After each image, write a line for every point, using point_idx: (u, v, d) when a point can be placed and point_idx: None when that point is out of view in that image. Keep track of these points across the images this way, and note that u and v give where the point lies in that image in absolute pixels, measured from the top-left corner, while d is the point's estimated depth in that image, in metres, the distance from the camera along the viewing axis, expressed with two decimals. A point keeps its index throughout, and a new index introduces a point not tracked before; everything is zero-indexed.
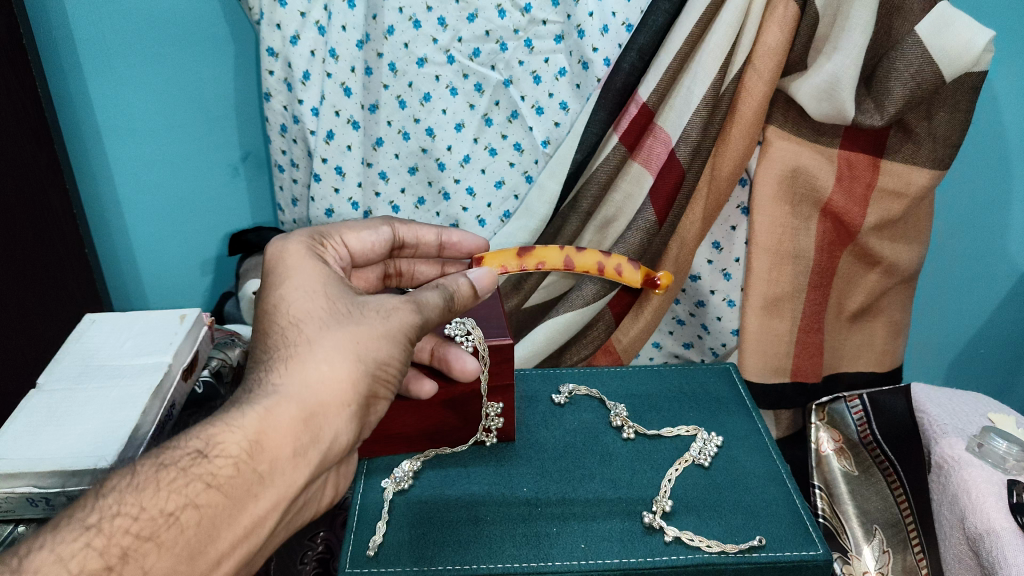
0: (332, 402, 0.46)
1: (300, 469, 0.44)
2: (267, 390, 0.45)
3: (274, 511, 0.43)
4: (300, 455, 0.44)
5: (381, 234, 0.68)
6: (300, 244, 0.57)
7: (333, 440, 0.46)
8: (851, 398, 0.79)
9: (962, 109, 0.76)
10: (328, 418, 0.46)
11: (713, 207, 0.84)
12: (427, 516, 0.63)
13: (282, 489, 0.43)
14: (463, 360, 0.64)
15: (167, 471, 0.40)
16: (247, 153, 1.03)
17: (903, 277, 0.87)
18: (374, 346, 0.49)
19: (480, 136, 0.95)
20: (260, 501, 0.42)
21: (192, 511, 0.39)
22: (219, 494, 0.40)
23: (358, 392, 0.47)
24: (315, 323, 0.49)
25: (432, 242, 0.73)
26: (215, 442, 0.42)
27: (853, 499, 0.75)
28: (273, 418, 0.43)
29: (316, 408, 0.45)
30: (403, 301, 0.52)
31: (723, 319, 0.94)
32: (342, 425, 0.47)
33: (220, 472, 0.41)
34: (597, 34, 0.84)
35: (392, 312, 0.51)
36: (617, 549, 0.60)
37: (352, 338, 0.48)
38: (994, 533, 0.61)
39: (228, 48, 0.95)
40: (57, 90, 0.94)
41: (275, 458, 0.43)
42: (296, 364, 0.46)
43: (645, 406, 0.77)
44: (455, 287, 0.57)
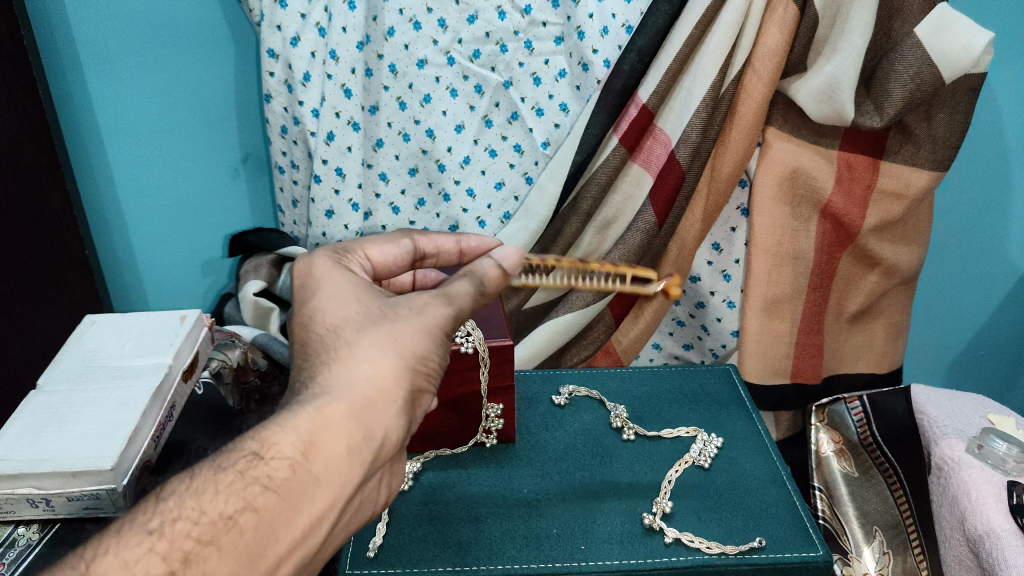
0: (378, 395, 0.45)
1: (354, 468, 0.43)
2: (316, 392, 0.44)
3: (331, 510, 0.42)
4: (355, 453, 0.43)
5: (403, 247, 0.64)
6: (328, 258, 0.55)
7: (388, 430, 0.45)
8: (851, 399, 0.80)
9: (962, 111, 0.76)
10: (378, 415, 0.45)
11: (713, 208, 0.84)
12: (427, 517, 0.64)
13: (339, 488, 0.42)
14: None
15: (226, 473, 0.40)
16: (247, 154, 1.03)
17: (904, 278, 0.87)
18: (412, 341, 0.47)
19: (480, 138, 0.95)
20: (315, 502, 0.41)
21: (250, 514, 0.39)
22: (275, 496, 0.40)
23: (399, 385, 0.46)
24: (349, 326, 0.48)
25: (451, 249, 0.68)
26: (270, 443, 0.41)
27: (853, 500, 0.75)
28: (325, 418, 0.43)
29: (365, 403, 0.44)
30: (433, 296, 0.50)
31: (723, 321, 0.94)
32: (392, 421, 0.45)
33: (276, 474, 0.40)
34: (597, 35, 0.85)
35: (424, 306, 0.49)
36: (617, 551, 0.60)
37: (389, 334, 0.47)
38: (993, 535, 0.61)
39: (228, 48, 0.95)
40: (58, 91, 0.95)
41: (330, 459, 0.42)
42: (342, 365, 0.45)
43: (645, 407, 0.77)
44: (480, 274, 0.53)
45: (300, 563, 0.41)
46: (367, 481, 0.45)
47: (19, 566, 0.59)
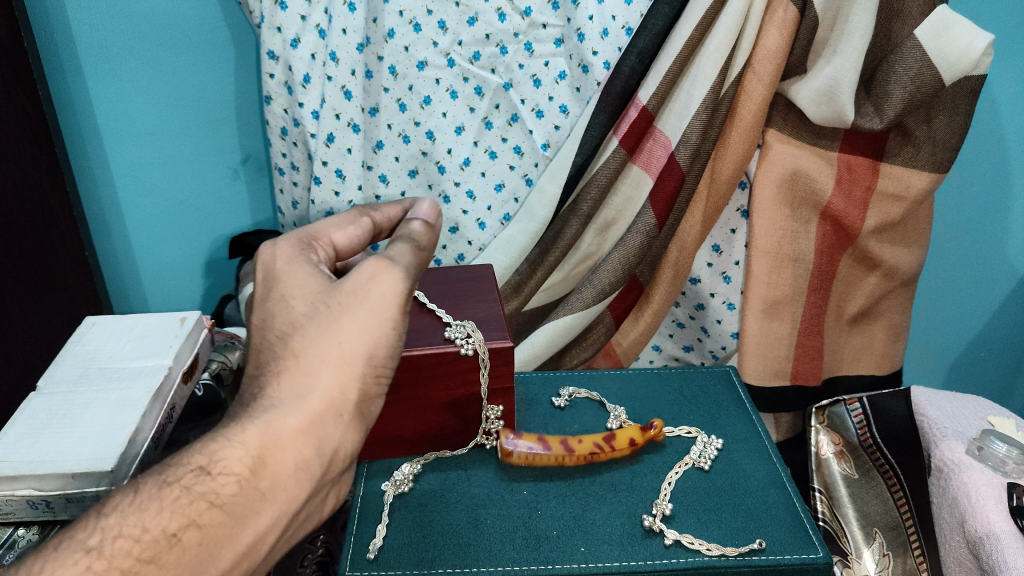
0: (327, 409, 0.45)
1: (302, 483, 0.44)
2: (265, 405, 0.44)
3: (274, 527, 0.43)
4: (302, 469, 0.44)
5: (364, 227, 0.60)
6: (283, 252, 0.52)
7: (340, 443, 0.45)
8: (852, 401, 0.79)
9: (961, 113, 0.76)
10: (329, 427, 0.45)
11: (712, 210, 0.85)
12: (427, 518, 0.64)
13: (283, 505, 0.43)
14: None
15: (171, 489, 0.41)
16: (247, 156, 1.03)
17: (904, 280, 0.87)
18: (362, 330, 0.46)
19: (480, 139, 0.94)
20: (260, 518, 0.42)
21: (193, 531, 0.40)
22: (221, 513, 0.41)
23: (348, 397, 0.46)
24: (299, 326, 0.47)
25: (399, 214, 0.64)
26: (217, 458, 0.42)
27: (853, 502, 0.75)
28: (274, 433, 0.43)
29: (315, 418, 0.44)
30: (378, 266, 0.48)
31: (723, 322, 0.94)
32: (344, 432, 0.46)
33: (223, 490, 0.41)
34: (597, 37, 0.86)
35: (370, 283, 0.48)
36: (617, 552, 0.60)
37: (335, 337, 0.46)
38: (994, 537, 0.62)
39: (229, 50, 0.95)
40: (57, 92, 0.94)
41: (276, 475, 0.43)
42: (291, 377, 0.45)
43: (646, 409, 0.77)
44: (414, 241, 0.54)
45: (250, 565, 0.43)
46: (318, 492, 0.47)
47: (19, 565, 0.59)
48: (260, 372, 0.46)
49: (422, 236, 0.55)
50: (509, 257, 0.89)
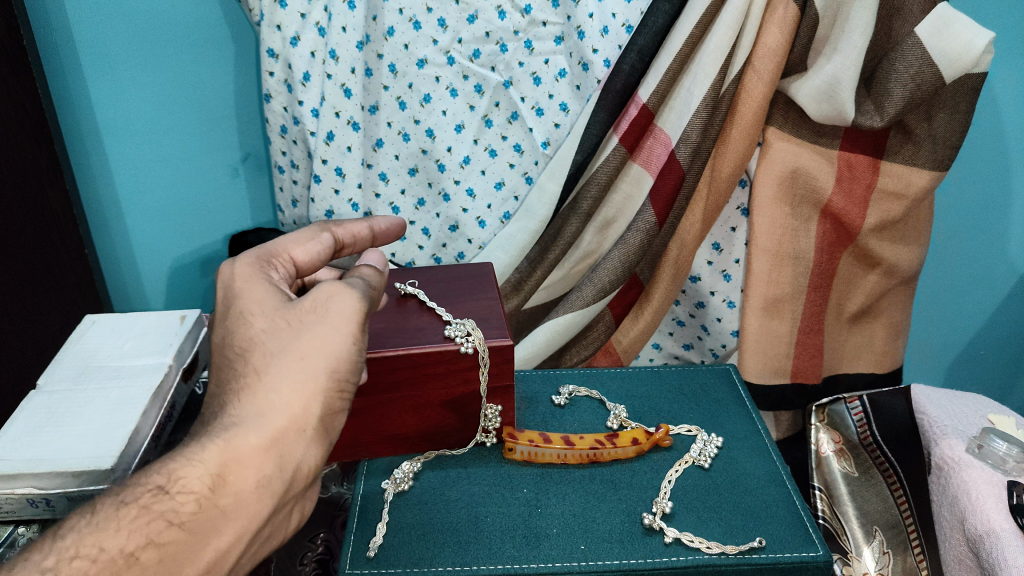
0: (290, 425, 0.44)
1: (265, 500, 0.42)
2: (226, 423, 0.43)
3: (239, 542, 0.42)
4: (265, 486, 0.42)
5: (325, 242, 0.61)
6: (245, 269, 0.53)
7: (302, 459, 0.44)
8: (851, 399, 0.79)
9: (962, 110, 0.76)
10: (292, 445, 0.44)
11: (713, 208, 0.84)
12: (427, 516, 0.64)
13: (246, 522, 0.42)
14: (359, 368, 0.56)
15: (129, 508, 0.39)
16: (247, 154, 1.03)
17: (904, 278, 0.87)
18: (323, 346, 0.47)
19: (480, 137, 0.94)
20: (223, 535, 0.41)
21: (152, 550, 0.39)
22: (181, 531, 0.40)
23: (312, 413, 0.45)
24: (258, 342, 0.47)
25: (366, 234, 0.66)
26: (176, 477, 0.41)
27: (853, 500, 0.75)
28: (236, 450, 0.42)
29: (276, 435, 0.43)
30: (336, 288, 0.50)
31: (723, 321, 0.94)
32: (307, 447, 0.45)
33: (183, 509, 0.40)
34: (597, 35, 0.85)
35: (330, 301, 0.49)
36: (617, 550, 0.60)
37: (297, 353, 0.46)
38: (994, 534, 0.61)
39: (228, 48, 0.95)
40: (57, 91, 0.94)
41: (238, 492, 0.42)
42: (252, 396, 0.44)
43: (645, 407, 0.77)
44: (366, 279, 0.56)
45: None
46: (283, 507, 0.45)
47: None
48: (220, 391, 0.46)
49: (373, 277, 0.57)
50: (509, 255, 0.89)
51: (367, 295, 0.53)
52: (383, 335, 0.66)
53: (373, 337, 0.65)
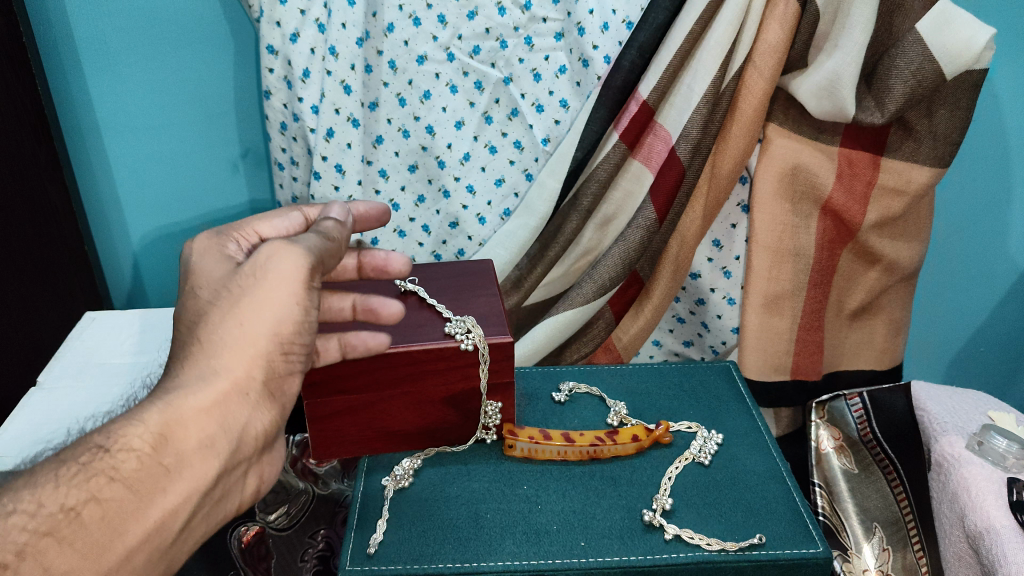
0: (233, 388, 0.46)
1: (209, 460, 0.44)
2: (169, 388, 0.45)
3: (187, 503, 0.43)
4: (207, 446, 0.44)
5: (293, 219, 0.65)
6: (203, 246, 0.56)
7: (248, 421, 0.47)
8: (852, 396, 0.78)
9: (962, 107, 0.77)
10: (235, 408, 0.46)
11: (713, 205, 0.84)
12: (427, 513, 0.64)
13: (192, 482, 0.43)
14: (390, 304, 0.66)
15: (69, 466, 0.41)
16: (247, 150, 1.03)
17: (904, 275, 0.87)
18: (267, 311, 0.48)
19: (480, 134, 0.94)
20: (169, 494, 0.42)
21: (93, 505, 0.40)
22: (122, 487, 0.41)
23: (254, 377, 0.48)
24: (203, 313, 0.48)
25: (349, 217, 0.68)
26: (118, 437, 0.42)
27: (853, 497, 0.74)
28: (178, 412, 0.44)
29: (219, 397, 0.45)
30: (280, 245, 0.51)
31: (723, 317, 0.94)
32: (253, 410, 0.47)
33: (124, 466, 0.41)
34: (597, 31, 0.85)
35: (270, 261, 0.50)
36: (617, 546, 0.60)
37: (235, 320, 0.47)
38: (993, 531, 0.62)
39: (228, 45, 0.95)
40: (57, 89, 0.94)
41: (181, 451, 0.43)
42: (197, 362, 0.46)
43: (645, 404, 0.77)
44: (323, 232, 0.56)
45: (165, 542, 0.42)
46: (229, 471, 0.47)
47: None
48: (168, 363, 0.48)
49: (334, 229, 0.57)
50: (509, 252, 0.89)
51: (316, 249, 0.53)
52: (383, 330, 0.66)
53: (374, 334, 0.65)
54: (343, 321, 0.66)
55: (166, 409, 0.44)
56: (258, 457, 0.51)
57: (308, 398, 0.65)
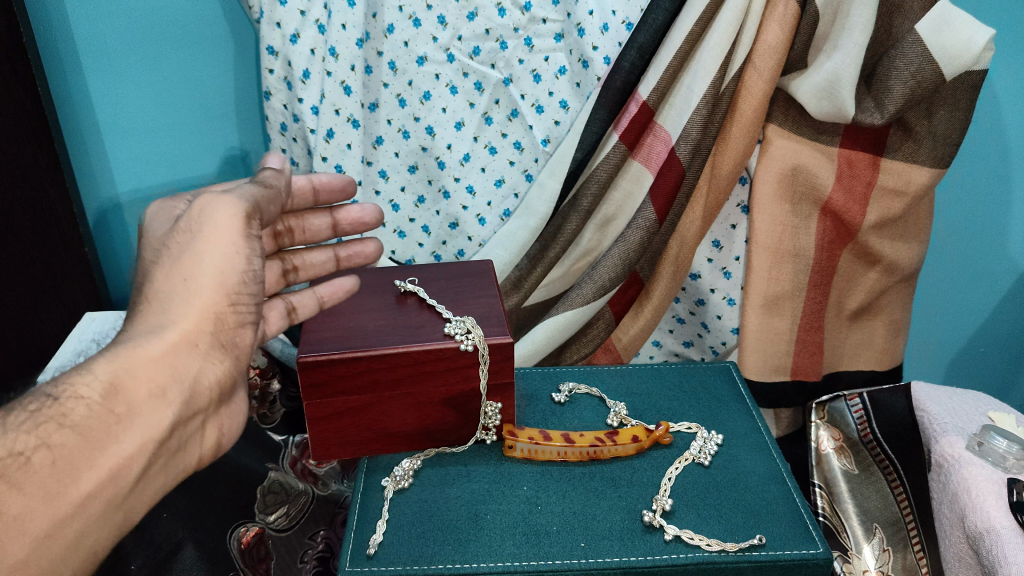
0: (182, 340, 0.46)
1: (161, 409, 0.44)
2: (121, 342, 0.45)
3: (142, 452, 0.43)
4: (158, 396, 0.44)
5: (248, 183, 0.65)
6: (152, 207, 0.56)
7: (199, 371, 0.46)
8: (851, 397, 0.79)
9: (962, 108, 0.77)
10: (185, 359, 0.46)
11: (713, 206, 0.84)
12: (427, 514, 0.63)
13: (146, 430, 0.43)
14: (365, 244, 0.72)
15: (19, 414, 0.40)
16: (247, 151, 1.05)
17: (904, 275, 0.87)
18: (203, 261, 0.48)
19: (480, 135, 0.94)
20: (121, 442, 0.42)
21: (44, 452, 0.40)
22: (73, 435, 0.41)
23: (204, 330, 0.47)
24: (150, 271, 0.48)
25: (305, 189, 0.66)
26: (67, 386, 0.42)
27: (853, 498, 0.75)
28: (127, 362, 0.44)
29: (169, 348, 0.45)
30: (215, 197, 0.51)
31: (723, 318, 0.94)
32: (205, 360, 0.47)
33: (74, 413, 0.41)
34: (597, 32, 0.85)
35: (203, 213, 0.50)
36: (617, 547, 0.60)
37: (180, 275, 0.47)
38: (993, 532, 0.61)
39: (229, 45, 0.97)
40: (57, 90, 0.93)
41: (132, 401, 0.43)
42: (148, 316, 0.46)
43: (645, 404, 0.77)
44: (261, 180, 0.56)
45: (123, 490, 0.43)
46: (186, 420, 0.47)
47: None
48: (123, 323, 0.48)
49: (274, 178, 0.57)
50: (509, 253, 0.89)
51: (253, 196, 0.53)
52: (383, 331, 0.66)
53: (373, 335, 0.65)
54: (321, 271, 0.71)
55: (116, 358, 0.44)
56: (215, 409, 0.50)
57: (308, 399, 0.65)
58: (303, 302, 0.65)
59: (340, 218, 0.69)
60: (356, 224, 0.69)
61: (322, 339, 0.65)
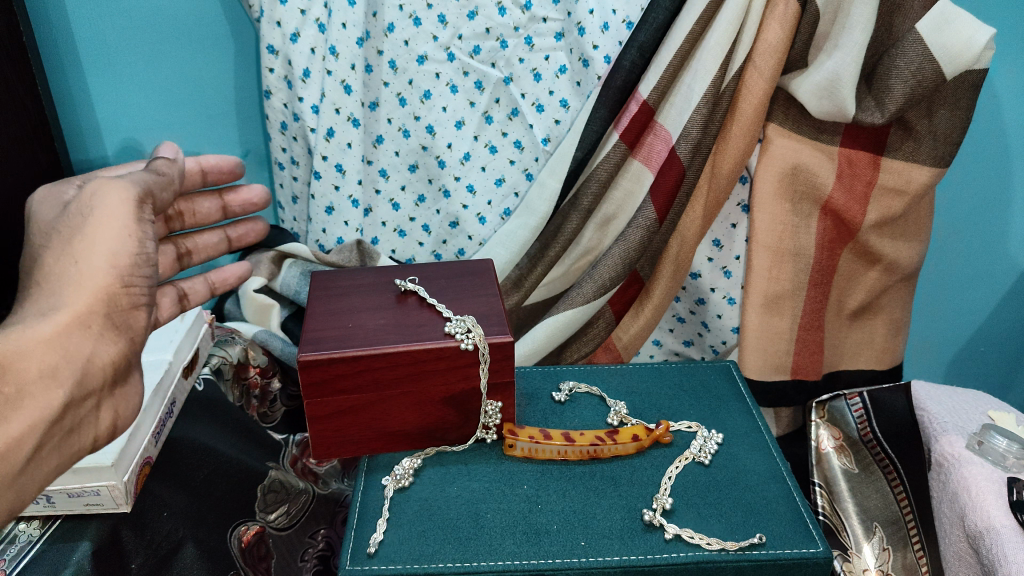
0: (74, 321, 0.50)
1: (53, 389, 0.49)
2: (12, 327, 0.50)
3: (31, 432, 0.48)
4: (49, 376, 0.49)
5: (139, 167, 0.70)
6: (42, 192, 0.60)
7: (91, 354, 0.51)
8: (851, 396, 0.79)
9: (962, 107, 0.77)
10: (79, 341, 0.51)
11: (713, 205, 0.84)
12: (428, 513, 0.64)
13: (36, 411, 0.48)
14: (252, 221, 0.79)
15: None
16: (247, 151, 1.04)
17: (904, 275, 0.87)
18: (100, 244, 0.52)
19: (480, 134, 0.94)
20: (11, 423, 0.47)
21: None
22: None
23: (96, 312, 0.52)
24: (40, 255, 0.53)
25: (194, 172, 0.72)
26: None
27: (853, 496, 0.74)
28: (22, 346, 0.48)
29: (61, 331, 0.50)
30: (111, 181, 0.55)
31: (723, 317, 0.94)
32: (96, 343, 0.52)
33: None
34: (597, 31, 0.85)
35: (96, 198, 0.54)
36: (617, 546, 0.60)
37: (72, 259, 0.52)
38: (994, 531, 0.61)
39: (228, 46, 0.96)
40: (57, 88, 0.94)
41: (20, 382, 0.48)
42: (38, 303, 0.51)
43: (645, 403, 0.77)
44: (154, 168, 0.61)
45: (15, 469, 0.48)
46: (80, 403, 0.52)
47: (20, 563, 0.58)
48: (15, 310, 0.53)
49: (167, 166, 0.62)
50: (509, 252, 0.89)
51: (144, 182, 0.57)
52: (384, 330, 0.66)
53: (373, 333, 0.66)
54: (214, 251, 0.77)
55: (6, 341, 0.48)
56: (111, 390, 0.54)
57: (308, 397, 0.65)
58: (194, 288, 0.73)
59: (229, 201, 0.76)
60: (245, 206, 0.77)
61: (322, 337, 0.65)
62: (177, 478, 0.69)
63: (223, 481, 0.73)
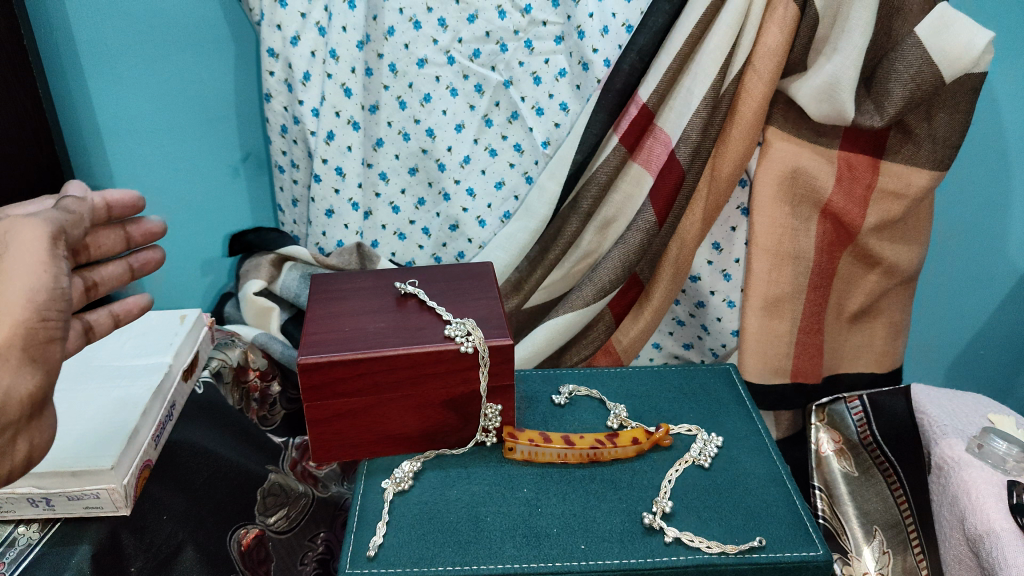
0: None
1: None
2: None
3: None
4: None
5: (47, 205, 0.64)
6: None
7: (8, 387, 0.46)
8: (852, 398, 0.79)
9: (962, 110, 0.77)
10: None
11: (713, 208, 0.84)
12: (427, 516, 0.63)
13: None
14: (151, 249, 0.68)
15: None
16: (247, 153, 1.04)
17: (903, 278, 0.87)
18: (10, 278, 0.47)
19: (480, 137, 0.94)
20: None
21: None
22: None
23: (12, 345, 0.46)
24: None
25: (98, 206, 0.62)
26: None
27: (853, 499, 0.75)
28: None
29: None
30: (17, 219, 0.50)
31: (723, 320, 0.94)
32: (14, 376, 0.46)
33: None
34: (597, 34, 0.86)
35: (8, 232, 0.49)
36: (617, 549, 0.60)
37: None
38: (994, 534, 0.61)
39: (229, 47, 0.96)
40: (57, 90, 0.94)
41: None
42: None
43: (645, 406, 0.77)
44: (63, 207, 0.56)
45: None
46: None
47: (20, 566, 0.58)
48: None
49: (76, 205, 0.57)
50: (509, 255, 0.90)
51: (57, 221, 0.52)
52: (384, 334, 0.66)
53: (372, 337, 0.65)
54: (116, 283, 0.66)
55: None
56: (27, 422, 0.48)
57: (308, 400, 0.65)
58: (98, 320, 0.63)
59: (131, 232, 0.66)
60: (149, 237, 0.67)
61: (322, 340, 0.65)
62: (177, 482, 0.69)
63: (223, 486, 0.73)
